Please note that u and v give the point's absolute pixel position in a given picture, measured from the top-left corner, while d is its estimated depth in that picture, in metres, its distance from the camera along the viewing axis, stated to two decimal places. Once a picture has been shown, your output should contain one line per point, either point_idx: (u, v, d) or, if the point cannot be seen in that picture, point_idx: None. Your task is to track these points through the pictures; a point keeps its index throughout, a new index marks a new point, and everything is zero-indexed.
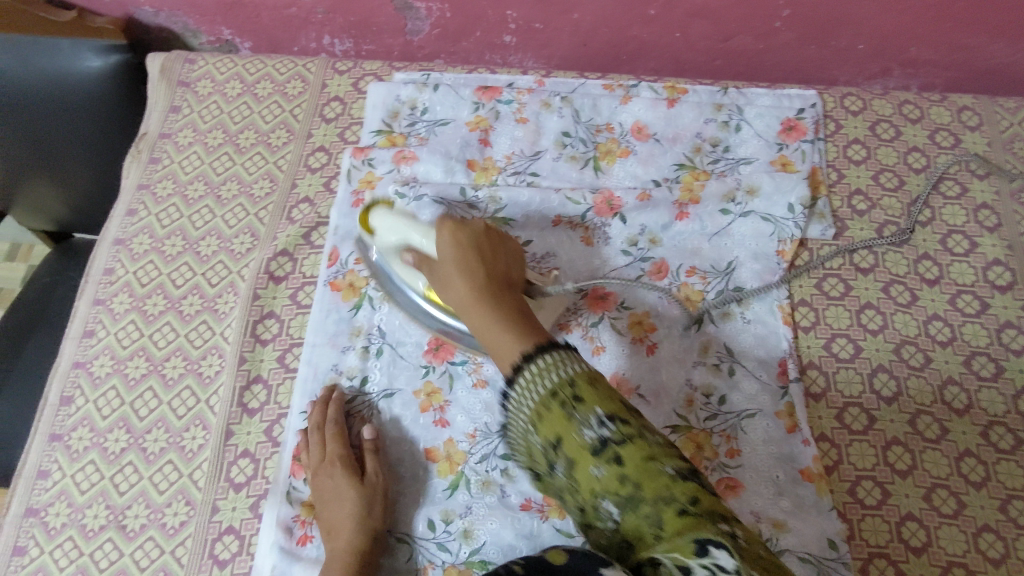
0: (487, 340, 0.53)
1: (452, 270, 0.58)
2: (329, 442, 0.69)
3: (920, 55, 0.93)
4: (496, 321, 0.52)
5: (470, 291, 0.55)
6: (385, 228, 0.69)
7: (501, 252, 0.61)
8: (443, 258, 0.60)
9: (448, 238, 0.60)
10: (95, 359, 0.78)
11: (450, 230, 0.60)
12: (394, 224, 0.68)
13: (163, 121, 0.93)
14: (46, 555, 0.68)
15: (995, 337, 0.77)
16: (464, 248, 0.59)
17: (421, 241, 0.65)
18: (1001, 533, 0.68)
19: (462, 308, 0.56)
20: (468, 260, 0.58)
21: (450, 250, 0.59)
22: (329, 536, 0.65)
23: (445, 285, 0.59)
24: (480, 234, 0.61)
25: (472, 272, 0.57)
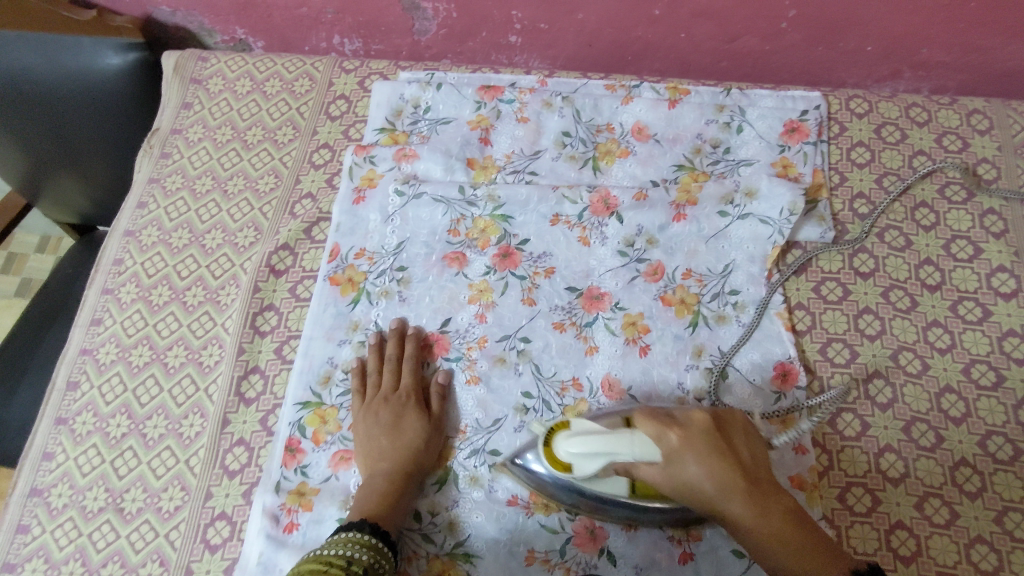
0: (779, 561, 0.57)
1: (699, 475, 0.59)
2: (405, 374, 0.74)
3: (931, 57, 0.91)
4: (780, 528, 0.57)
5: (729, 492, 0.58)
6: (579, 454, 0.60)
7: (737, 439, 0.61)
8: (681, 469, 0.59)
9: (685, 452, 0.59)
10: (101, 346, 0.81)
11: (679, 434, 0.59)
12: (590, 447, 0.59)
13: (175, 117, 0.95)
14: (48, 534, 0.71)
15: (996, 346, 0.75)
16: (709, 452, 0.59)
17: (633, 454, 0.58)
18: (994, 545, 0.66)
19: (733, 519, 0.59)
20: (721, 470, 0.59)
21: (685, 450, 0.59)
22: (374, 458, 0.69)
23: (695, 484, 0.59)
24: (711, 430, 0.60)
25: (725, 480, 0.58)
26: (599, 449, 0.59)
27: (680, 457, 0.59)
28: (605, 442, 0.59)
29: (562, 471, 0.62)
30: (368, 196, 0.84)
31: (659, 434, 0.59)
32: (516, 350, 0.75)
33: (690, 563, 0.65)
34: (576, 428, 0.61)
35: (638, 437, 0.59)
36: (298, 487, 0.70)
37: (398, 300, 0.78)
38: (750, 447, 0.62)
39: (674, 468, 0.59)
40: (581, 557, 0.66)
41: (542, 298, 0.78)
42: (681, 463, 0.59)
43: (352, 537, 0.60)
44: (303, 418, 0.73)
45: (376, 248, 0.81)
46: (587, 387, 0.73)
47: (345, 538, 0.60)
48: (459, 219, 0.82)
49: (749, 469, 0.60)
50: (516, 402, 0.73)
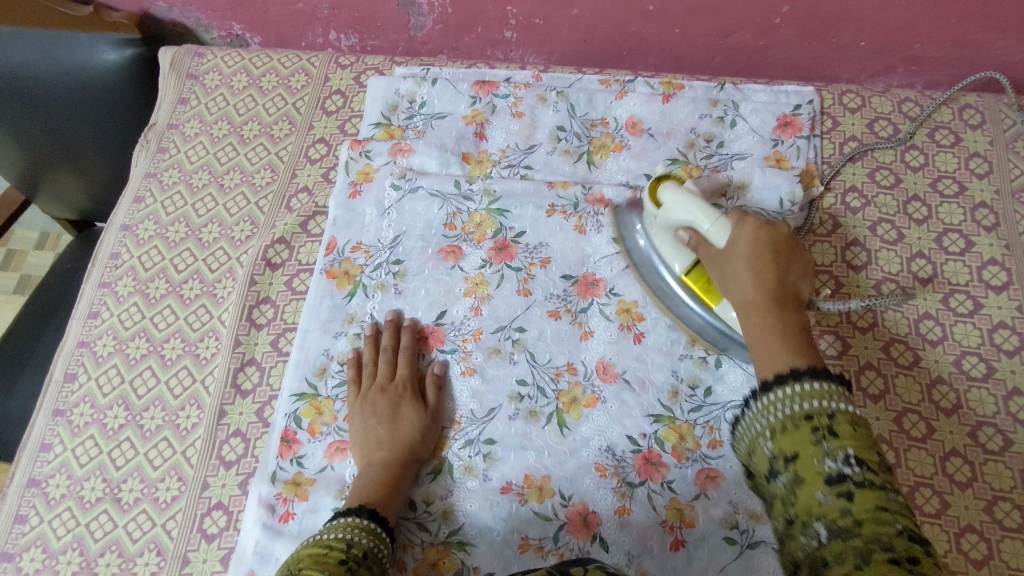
0: (752, 333, 0.59)
1: (740, 271, 0.62)
2: (401, 366, 0.74)
3: (924, 52, 0.91)
4: (773, 326, 0.57)
5: (754, 290, 0.60)
6: (673, 202, 0.68)
7: (793, 266, 0.63)
8: (737, 248, 0.63)
9: (744, 239, 0.63)
10: (98, 339, 0.81)
11: (753, 225, 0.64)
12: (681, 206, 0.67)
13: (172, 112, 0.96)
14: (46, 524, 0.71)
15: (987, 338, 0.76)
16: (762, 250, 0.62)
17: (708, 228, 0.65)
18: (984, 534, 0.67)
19: (740, 309, 0.61)
20: (762, 266, 0.61)
21: (745, 240, 0.63)
22: (369, 449, 0.70)
23: (732, 279, 0.63)
24: (779, 241, 0.63)
25: (763, 280, 0.60)
26: (684, 211, 0.67)
27: (738, 251, 0.63)
28: (697, 204, 0.66)
29: (653, 206, 0.71)
30: (364, 189, 0.84)
31: (736, 225, 0.64)
32: (510, 341, 0.76)
33: (682, 550, 0.66)
34: (683, 189, 0.69)
35: (721, 219, 0.65)
36: (294, 477, 0.70)
37: (394, 292, 0.79)
38: (803, 278, 0.63)
39: (731, 259, 0.63)
40: (575, 543, 0.67)
41: (537, 289, 0.78)
42: (738, 248, 0.63)
43: (351, 521, 0.61)
44: (299, 409, 0.73)
45: (372, 241, 0.82)
46: (581, 373, 0.74)
47: (343, 522, 0.61)
48: (455, 213, 0.83)
49: (789, 288, 0.61)
50: (510, 392, 0.73)
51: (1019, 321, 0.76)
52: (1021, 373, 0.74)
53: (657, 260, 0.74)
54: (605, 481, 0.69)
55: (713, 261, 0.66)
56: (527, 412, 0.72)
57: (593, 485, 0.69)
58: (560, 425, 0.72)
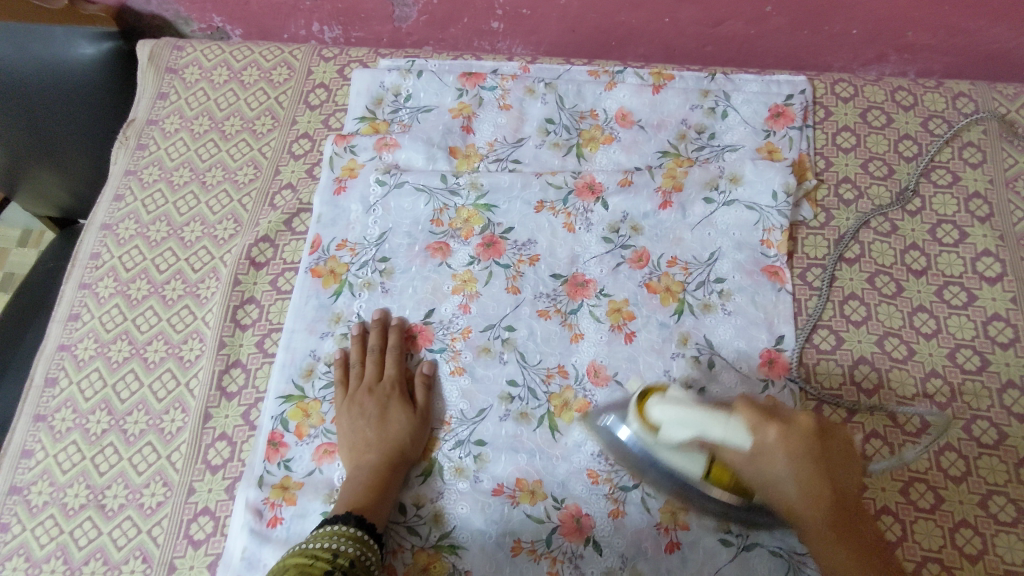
0: (824, 560, 0.56)
1: (785, 478, 0.55)
2: (389, 365, 0.73)
3: (917, 40, 0.90)
4: (844, 549, 0.55)
5: (814, 516, 0.55)
6: (674, 423, 0.56)
7: (830, 449, 0.57)
8: (772, 470, 0.55)
9: (781, 448, 0.54)
10: (79, 341, 0.79)
11: (781, 432, 0.54)
12: (681, 421, 0.55)
13: (151, 108, 0.94)
14: (28, 532, 0.70)
15: (981, 331, 0.75)
16: (805, 461, 0.55)
17: (725, 435, 0.54)
18: (979, 529, 0.66)
19: (804, 534, 0.56)
20: (813, 493, 0.55)
21: (781, 450, 0.54)
22: (357, 451, 0.69)
23: (774, 494, 0.56)
24: (811, 432, 0.55)
25: (813, 492, 0.55)
26: (691, 428, 0.55)
27: (769, 455, 0.54)
28: (702, 416, 0.54)
29: (648, 425, 0.58)
30: (349, 186, 0.83)
31: (756, 426, 0.54)
32: (500, 340, 0.74)
33: (676, 551, 0.65)
34: (673, 396, 0.57)
35: (734, 421, 0.54)
36: (281, 481, 0.69)
37: (380, 291, 0.78)
38: (841, 461, 0.58)
39: (761, 466, 0.55)
40: (567, 546, 0.66)
41: (527, 287, 0.77)
42: (772, 462, 0.54)
43: (337, 530, 0.60)
44: (285, 411, 0.72)
45: (358, 239, 0.80)
46: (573, 374, 0.73)
47: (329, 531, 0.60)
48: (441, 209, 0.81)
49: (838, 488, 0.56)
50: (501, 391, 0.72)
51: (1013, 313, 0.76)
52: (1015, 365, 0.73)
53: (659, 468, 0.62)
54: (598, 483, 0.68)
55: (739, 466, 0.56)
56: (518, 412, 0.71)
57: (586, 487, 0.68)
58: (551, 428, 0.71)
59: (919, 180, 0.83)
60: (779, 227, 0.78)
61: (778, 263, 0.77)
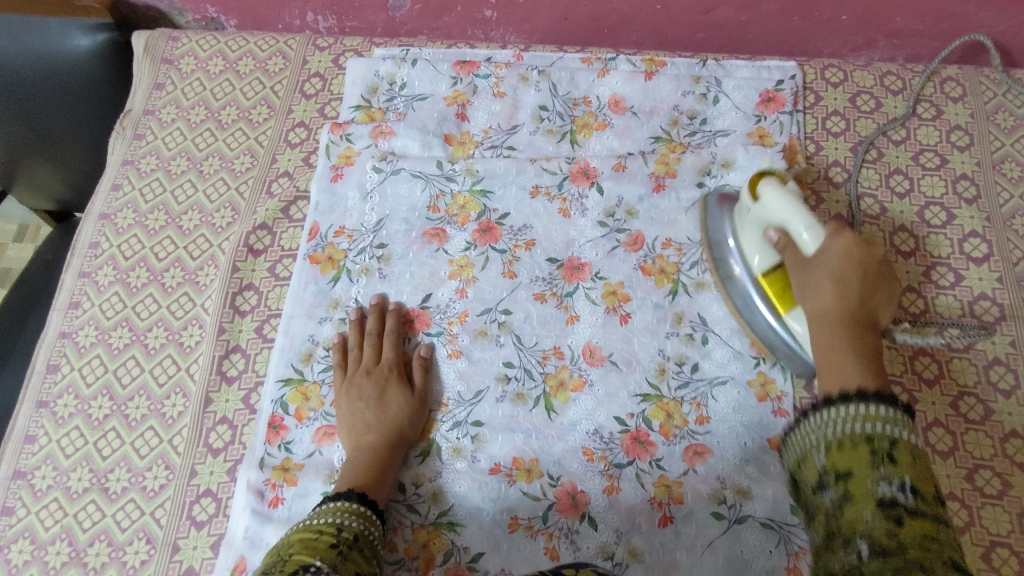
0: (825, 351, 0.59)
1: (829, 276, 0.61)
2: (387, 348, 0.74)
3: (905, 25, 0.91)
4: (847, 345, 0.58)
5: (836, 308, 0.60)
6: (768, 198, 0.66)
7: (880, 291, 0.62)
8: (826, 262, 0.61)
9: (839, 248, 0.61)
10: (80, 329, 0.80)
11: (849, 240, 0.61)
12: (771, 205, 0.66)
13: (147, 98, 0.94)
14: (33, 516, 0.71)
15: (968, 310, 0.77)
16: (855, 270, 0.60)
17: (803, 233, 0.63)
18: (965, 501, 0.68)
19: (818, 326, 0.61)
20: (846, 294, 0.60)
21: (840, 252, 0.61)
22: (355, 432, 0.70)
23: (814, 290, 0.62)
24: (874, 261, 0.61)
25: (846, 299, 0.60)
26: (779, 211, 0.65)
27: (827, 259, 0.61)
28: (796, 203, 0.65)
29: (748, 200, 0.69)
30: (345, 173, 0.83)
31: (834, 232, 0.62)
32: (496, 323, 0.76)
33: (670, 526, 0.67)
34: (787, 185, 0.67)
35: (817, 226, 0.63)
36: (282, 462, 0.70)
37: (378, 276, 0.79)
38: (885, 301, 0.62)
39: (817, 262, 0.62)
40: (564, 522, 0.67)
41: (522, 271, 0.78)
42: (826, 258, 0.61)
43: (340, 505, 0.61)
44: (285, 395, 0.73)
45: (355, 225, 0.81)
46: (568, 355, 0.74)
47: (333, 507, 0.61)
48: (438, 195, 0.82)
49: (870, 315, 0.60)
50: (498, 373, 0.73)
51: (999, 292, 0.77)
52: (1001, 343, 0.75)
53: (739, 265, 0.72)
54: (593, 461, 0.69)
55: (799, 262, 0.64)
56: (515, 393, 0.72)
57: (582, 464, 0.69)
58: (547, 408, 0.72)
59: (907, 163, 0.85)
60: None
61: None
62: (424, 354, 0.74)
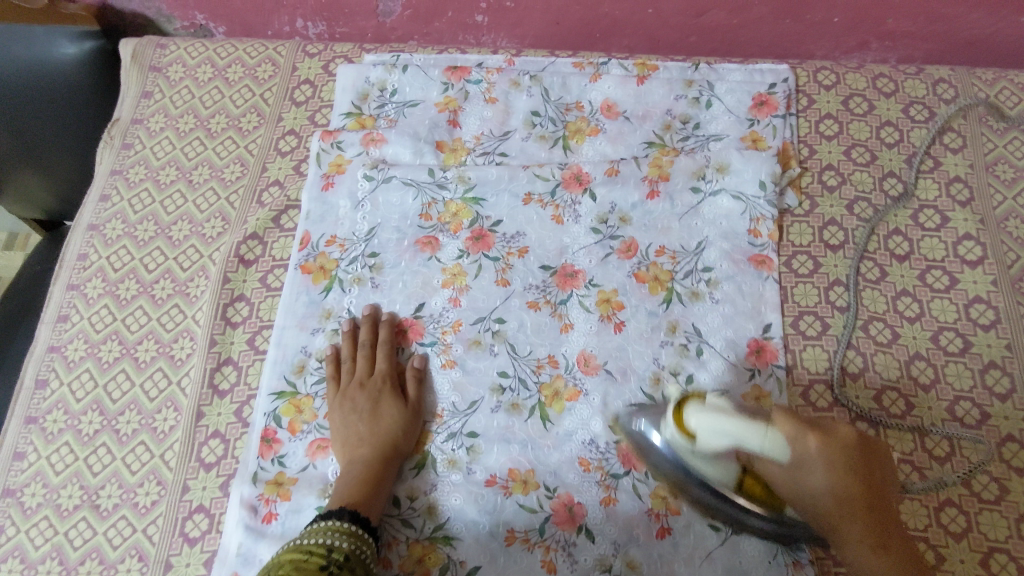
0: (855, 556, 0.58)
1: (821, 490, 0.56)
2: (380, 360, 0.74)
3: (897, 27, 0.91)
4: (878, 551, 0.57)
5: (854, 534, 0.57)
6: (707, 429, 0.58)
7: (872, 460, 0.58)
8: (810, 482, 0.56)
9: (819, 458, 0.55)
10: (69, 343, 0.79)
11: (820, 440, 0.55)
12: (718, 429, 0.57)
13: (135, 107, 0.93)
14: (23, 534, 0.70)
15: (963, 314, 0.76)
16: (844, 468, 0.56)
17: (762, 445, 0.56)
18: (963, 507, 0.68)
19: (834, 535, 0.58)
20: (852, 498, 0.56)
21: (819, 459, 0.55)
22: (350, 446, 0.69)
23: (812, 504, 0.58)
24: (847, 442, 0.57)
25: (853, 504, 0.56)
26: (726, 437, 0.57)
27: (807, 468, 0.56)
28: (737, 420, 0.57)
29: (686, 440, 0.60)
30: (337, 181, 0.83)
31: (796, 437, 0.55)
32: (490, 332, 0.75)
33: (667, 536, 0.66)
34: (710, 403, 0.59)
35: (772, 429, 0.56)
36: (275, 477, 0.69)
37: (371, 286, 0.78)
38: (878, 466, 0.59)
39: (799, 480, 0.57)
40: (560, 534, 0.67)
41: (516, 279, 0.77)
42: (807, 470, 0.56)
43: (331, 525, 0.60)
44: (277, 408, 0.72)
45: (347, 235, 0.80)
46: (563, 364, 0.73)
47: (324, 526, 0.60)
48: (430, 203, 0.81)
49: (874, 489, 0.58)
50: (492, 383, 0.73)
51: (994, 295, 0.77)
52: (997, 347, 0.74)
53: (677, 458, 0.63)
54: (590, 472, 0.69)
55: (776, 474, 0.58)
56: (509, 404, 0.72)
57: (578, 475, 0.69)
58: (543, 418, 0.71)
59: (900, 166, 0.85)
60: (768, 217, 0.79)
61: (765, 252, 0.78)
62: (417, 365, 0.74)
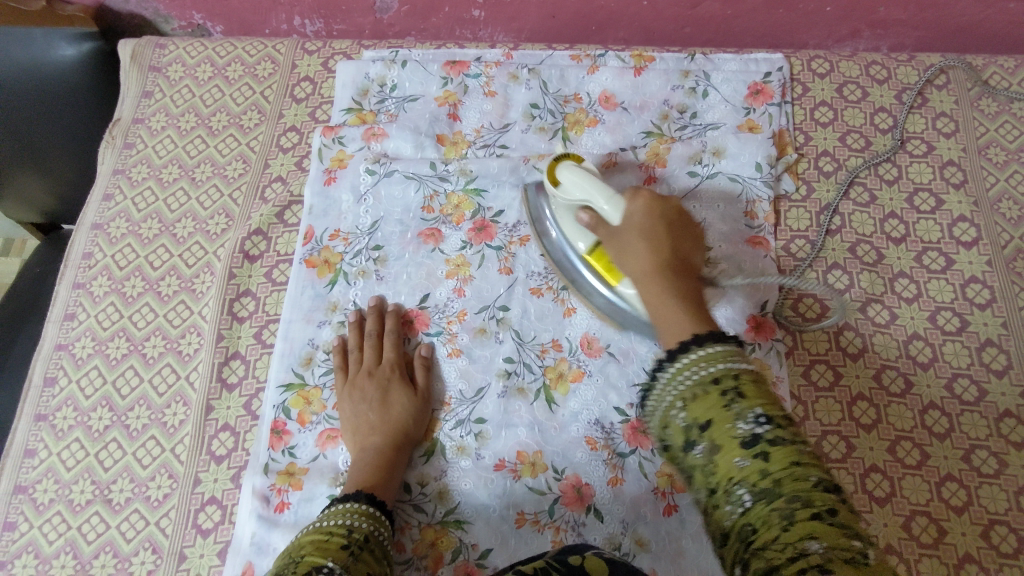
0: (653, 302, 0.57)
1: (637, 237, 0.61)
2: (387, 348, 0.74)
3: (888, 15, 0.92)
4: (668, 293, 0.57)
5: (650, 265, 0.58)
6: (569, 185, 0.68)
7: (686, 238, 0.62)
8: (628, 231, 0.62)
9: (641, 211, 0.62)
10: (76, 340, 0.80)
11: (647, 203, 0.62)
12: (578, 178, 0.67)
13: (136, 106, 0.94)
14: (36, 530, 0.71)
15: (959, 293, 0.78)
16: (656, 222, 0.61)
17: (606, 207, 0.64)
18: (963, 481, 0.69)
19: (637, 280, 0.60)
20: (658, 244, 0.60)
21: (641, 216, 0.62)
22: (361, 434, 0.70)
23: (627, 257, 0.61)
24: (672, 212, 0.63)
25: (656, 244, 0.60)
26: (580, 194, 0.67)
27: (631, 222, 0.62)
28: (596, 181, 0.66)
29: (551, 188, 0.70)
30: (339, 176, 0.84)
31: (630, 198, 0.63)
32: (495, 320, 0.76)
33: (675, 514, 0.67)
34: (580, 168, 0.69)
35: (617, 198, 0.64)
36: (286, 467, 0.70)
37: (375, 278, 0.79)
38: (694, 244, 0.63)
39: (624, 232, 0.62)
40: (570, 515, 0.67)
41: (519, 268, 0.78)
42: (631, 224, 0.62)
43: (350, 507, 0.61)
44: (287, 400, 0.73)
45: (351, 228, 0.81)
46: (567, 348, 0.74)
47: (343, 508, 0.61)
48: (432, 195, 0.82)
49: (681, 257, 0.60)
50: (498, 369, 0.73)
51: (989, 275, 0.78)
52: (993, 325, 0.76)
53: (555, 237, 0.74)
54: (597, 452, 0.70)
55: (609, 231, 0.64)
56: (515, 388, 0.73)
57: (586, 456, 0.70)
58: (548, 401, 0.72)
59: (895, 151, 0.86)
60: (765, 198, 0.81)
61: (763, 233, 0.80)
62: (425, 354, 0.75)
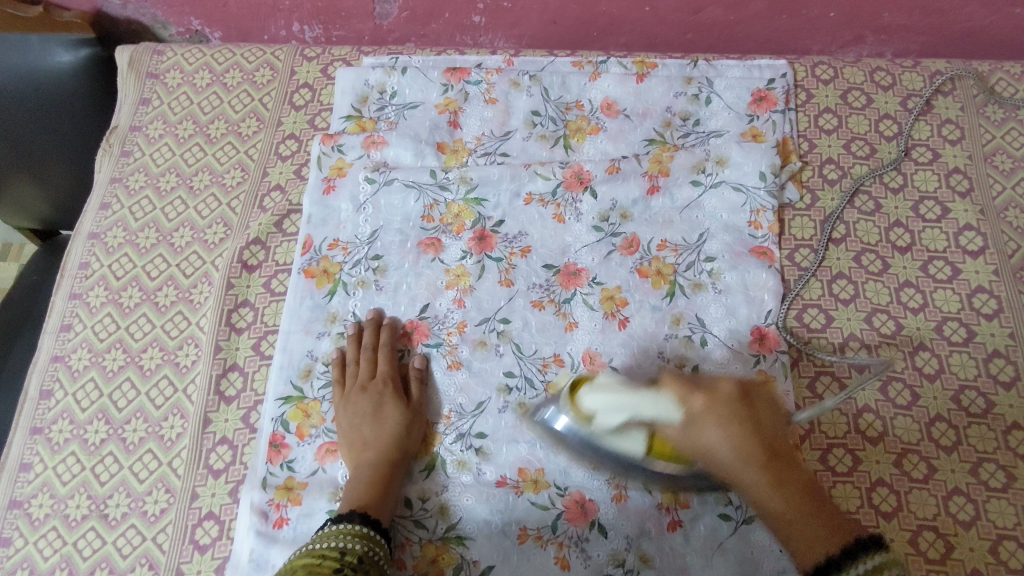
0: (766, 508, 0.56)
1: (717, 443, 0.56)
2: (380, 361, 0.73)
3: (893, 21, 0.91)
4: (784, 503, 0.55)
5: (751, 481, 0.56)
6: (603, 409, 0.57)
7: (761, 409, 0.59)
8: (703, 438, 0.56)
9: (707, 412, 0.56)
10: (73, 352, 0.79)
11: (704, 396, 0.57)
12: (612, 401, 0.57)
13: (133, 114, 0.93)
14: (31, 546, 0.70)
15: (966, 303, 0.77)
16: (733, 421, 0.56)
17: (655, 415, 0.56)
18: (971, 495, 0.68)
19: (740, 487, 0.57)
20: (747, 439, 0.56)
21: (709, 417, 0.56)
22: (358, 451, 0.69)
23: (714, 465, 0.57)
24: (735, 394, 0.58)
25: (743, 448, 0.56)
26: (619, 415, 0.56)
27: (698, 424, 0.56)
28: (629, 394, 0.56)
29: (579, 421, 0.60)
30: (338, 185, 0.83)
31: (680, 397, 0.57)
32: (496, 333, 0.75)
33: (679, 529, 0.66)
34: (601, 385, 0.58)
35: (662, 396, 0.56)
36: (285, 482, 0.69)
37: (375, 289, 0.78)
38: (766, 415, 0.59)
39: (695, 438, 0.57)
40: (573, 531, 0.67)
41: (520, 278, 0.77)
42: (699, 429, 0.56)
43: (342, 528, 0.60)
44: (285, 413, 0.72)
45: (350, 238, 0.80)
46: (569, 362, 0.73)
47: (335, 530, 0.60)
48: (432, 205, 0.81)
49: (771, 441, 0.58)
50: (498, 384, 0.72)
51: (996, 285, 0.77)
52: (1000, 336, 0.75)
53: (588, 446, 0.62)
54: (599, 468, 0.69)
55: (677, 440, 0.58)
56: (517, 403, 0.72)
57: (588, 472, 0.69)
58: None
59: (900, 159, 0.85)
60: (768, 207, 0.79)
61: (767, 244, 0.78)
62: (419, 367, 0.74)
